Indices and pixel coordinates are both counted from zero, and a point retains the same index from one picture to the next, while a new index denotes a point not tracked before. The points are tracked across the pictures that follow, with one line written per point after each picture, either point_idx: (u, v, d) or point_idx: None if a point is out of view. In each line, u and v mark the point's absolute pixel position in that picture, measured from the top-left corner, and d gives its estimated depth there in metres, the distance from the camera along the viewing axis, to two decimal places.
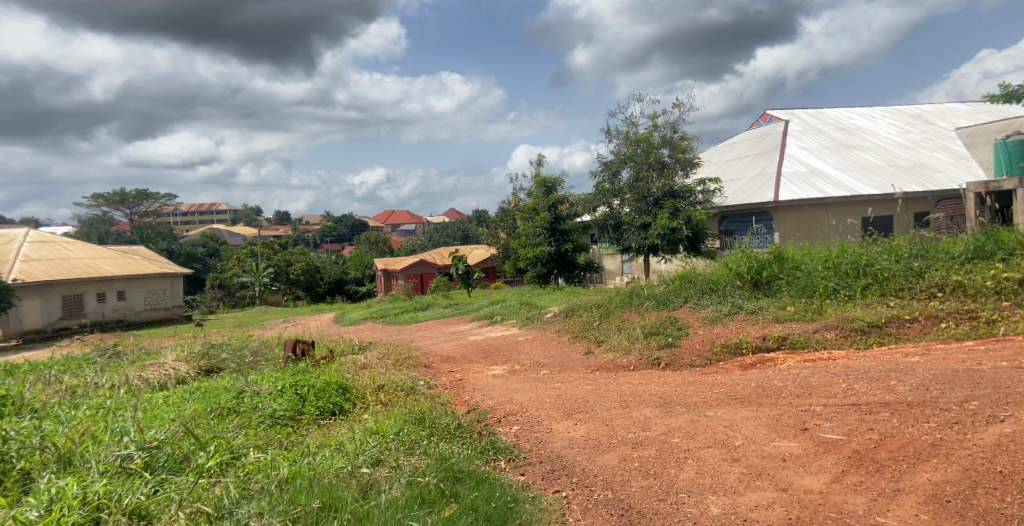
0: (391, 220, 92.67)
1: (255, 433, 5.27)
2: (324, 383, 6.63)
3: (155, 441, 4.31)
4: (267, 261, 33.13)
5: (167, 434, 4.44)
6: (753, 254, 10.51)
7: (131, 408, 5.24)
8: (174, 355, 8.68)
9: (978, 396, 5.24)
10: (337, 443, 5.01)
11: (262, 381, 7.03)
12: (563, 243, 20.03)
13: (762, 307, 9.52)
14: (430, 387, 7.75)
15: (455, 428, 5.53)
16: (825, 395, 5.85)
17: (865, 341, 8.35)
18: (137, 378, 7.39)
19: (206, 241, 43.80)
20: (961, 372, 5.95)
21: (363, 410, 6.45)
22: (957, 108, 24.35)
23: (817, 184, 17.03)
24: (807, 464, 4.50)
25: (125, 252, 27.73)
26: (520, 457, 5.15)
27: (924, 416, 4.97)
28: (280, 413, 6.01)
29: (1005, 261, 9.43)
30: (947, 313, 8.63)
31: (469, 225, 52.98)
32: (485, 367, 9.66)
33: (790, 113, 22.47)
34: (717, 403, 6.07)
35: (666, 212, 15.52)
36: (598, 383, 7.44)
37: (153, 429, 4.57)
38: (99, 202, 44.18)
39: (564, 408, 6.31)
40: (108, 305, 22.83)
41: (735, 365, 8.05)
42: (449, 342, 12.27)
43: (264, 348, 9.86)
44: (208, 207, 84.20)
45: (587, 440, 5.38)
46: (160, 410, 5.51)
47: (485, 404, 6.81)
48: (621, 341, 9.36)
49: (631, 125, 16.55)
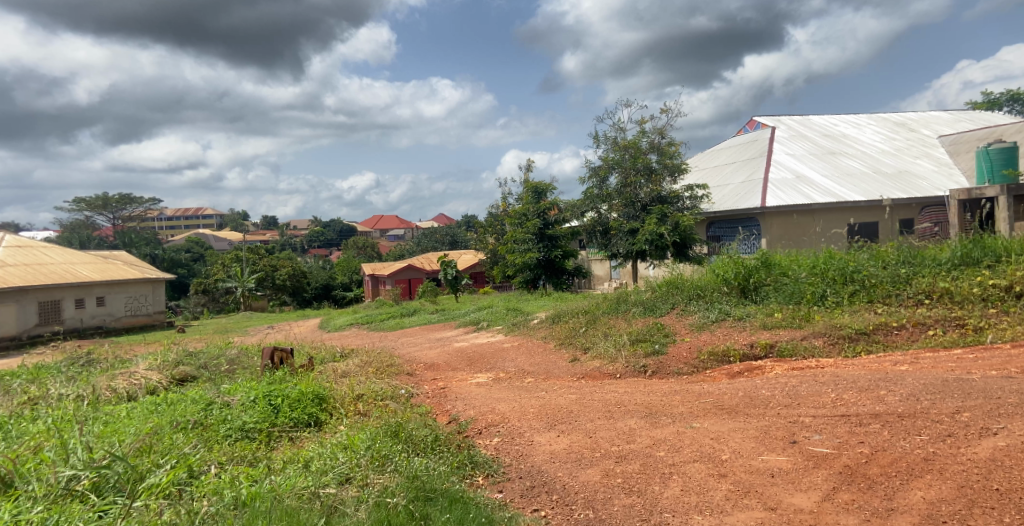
0: (380, 226, 92.32)
1: (219, 450, 5.07)
2: (299, 393, 6.44)
3: (106, 460, 4.13)
4: (253, 267, 32.75)
5: (119, 452, 4.25)
6: (741, 260, 10.33)
7: (86, 424, 5.04)
8: (147, 364, 8.43)
9: (970, 407, 5.09)
10: (305, 459, 4.82)
11: (235, 391, 6.81)
12: (552, 249, 19.87)
13: (749, 313, 9.38)
14: (411, 396, 7.55)
15: (433, 441, 5.34)
16: (814, 405, 5.70)
17: (853, 349, 8.22)
18: (105, 388, 7.14)
19: (190, 246, 43.36)
20: (951, 382, 5.81)
21: (338, 421, 6.24)
22: (941, 116, 24.44)
23: (804, 190, 16.97)
24: (796, 480, 4.33)
25: (106, 257, 27.33)
26: (498, 472, 4.97)
27: (916, 428, 4.82)
28: (250, 425, 5.84)
29: (992, 268, 9.34)
30: (935, 320, 8.53)
31: (458, 230, 52.84)
32: (469, 375, 9.45)
33: (776, 119, 22.44)
34: (703, 413, 5.90)
35: (654, 218, 15.38)
36: (584, 392, 7.25)
37: (104, 447, 4.37)
38: (81, 207, 43.57)
39: (547, 420, 6.11)
40: (87, 311, 22.44)
41: (722, 373, 7.90)
42: (434, 349, 12.05)
43: (243, 355, 9.61)
44: (194, 212, 83.47)
45: (568, 453, 5.19)
46: (119, 425, 5.30)
47: (467, 413, 6.61)
48: (608, 348, 9.16)
49: (619, 130, 16.43)
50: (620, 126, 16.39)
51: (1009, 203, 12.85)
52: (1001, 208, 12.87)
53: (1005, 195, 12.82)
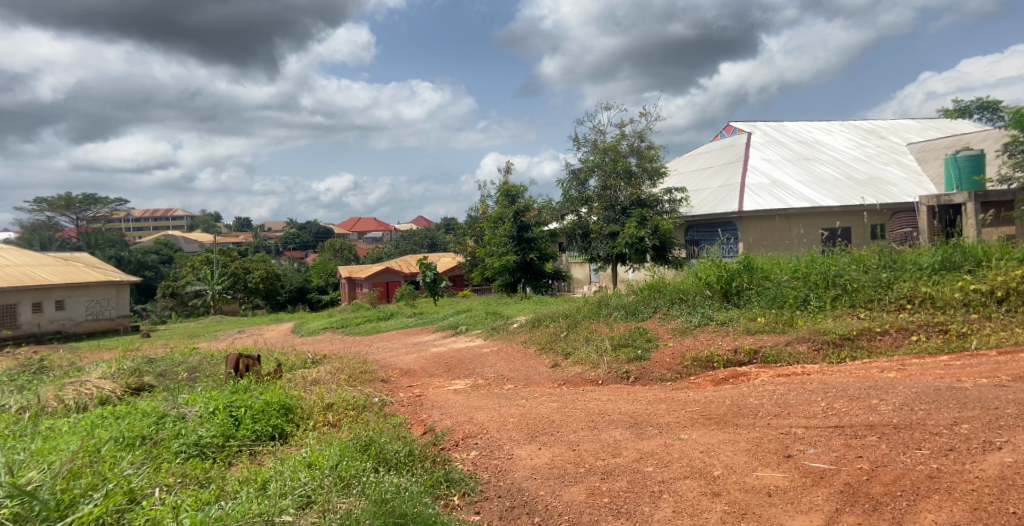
0: (356, 228, 91.47)
1: (167, 471, 4.79)
2: (263, 404, 6.21)
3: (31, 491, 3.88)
4: (223, 269, 32.08)
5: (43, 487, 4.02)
6: (723, 263, 10.12)
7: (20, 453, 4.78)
8: (100, 372, 8.07)
9: (968, 418, 4.87)
10: (263, 479, 4.57)
11: (193, 402, 6.53)
12: (529, 251, 19.55)
13: (732, 318, 9.14)
14: (385, 405, 7.23)
15: (405, 455, 5.08)
16: (804, 415, 5.46)
17: (838, 356, 8.01)
18: (52, 399, 7.04)
19: (159, 248, 42.45)
20: (944, 391, 5.59)
21: (305, 433, 6.02)
22: (911, 123, 24.57)
23: (780, 194, 16.90)
24: (796, 501, 4.07)
25: (68, 259, 26.57)
26: (475, 491, 4.66)
27: (915, 442, 4.57)
28: (206, 440, 5.57)
29: (972, 273, 9.22)
30: (918, 325, 8.35)
31: (436, 233, 52.46)
32: (446, 382, 9.10)
33: (752, 125, 22.37)
34: (691, 424, 5.62)
35: (634, 221, 15.18)
36: (566, 400, 6.94)
37: (29, 479, 4.12)
38: (43, 208, 42.41)
39: (528, 431, 5.81)
40: (45, 315, 21.82)
41: (706, 380, 7.64)
42: (410, 354, 11.66)
43: (207, 362, 9.20)
44: (163, 213, 82.00)
45: (551, 468, 4.90)
46: (53, 452, 5.02)
47: (443, 424, 6.28)
48: (589, 353, 8.87)
49: (599, 133, 16.21)
50: (600, 130, 16.16)
51: (977, 209, 12.79)
52: (968, 214, 12.79)
53: (972, 202, 12.74)
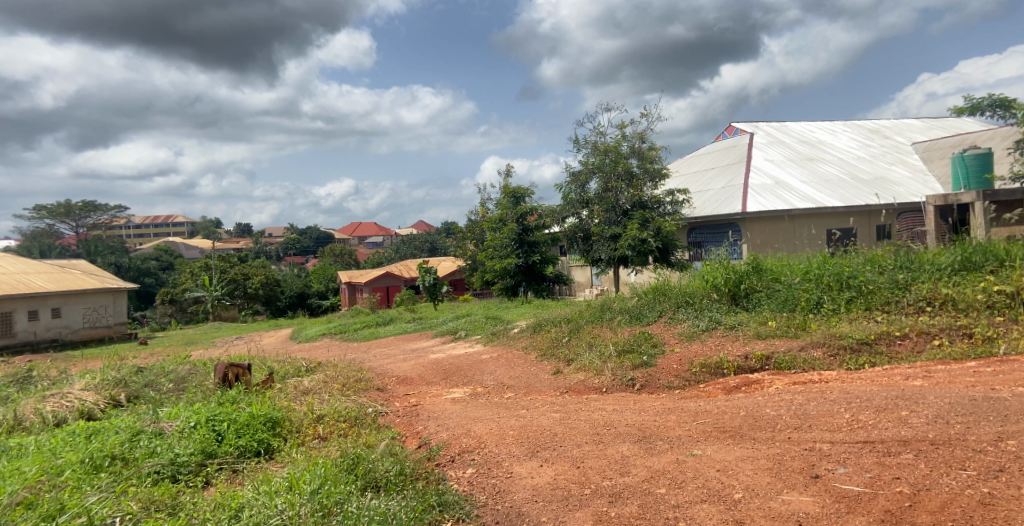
0: (358, 232, 91.42)
1: (132, 496, 4.35)
2: (248, 417, 5.78)
3: None
4: (222, 276, 31.81)
5: None
6: (730, 264, 9.62)
7: None
8: (83, 383, 7.66)
9: (1012, 433, 4.43)
10: (238, 505, 4.15)
11: (176, 415, 6.10)
12: (530, 255, 19.07)
13: (742, 322, 8.68)
14: (379, 416, 6.80)
15: (394, 475, 4.64)
16: (828, 429, 5.01)
17: (856, 362, 7.58)
18: (29, 413, 6.63)
19: (157, 255, 42.01)
20: (980, 401, 5.12)
21: (291, 448, 5.58)
22: (915, 123, 24.10)
23: (785, 195, 16.44)
24: None
25: (65, 266, 26.18)
26: (471, 517, 4.24)
27: (958, 461, 4.12)
28: (184, 459, 5.15)
29: (994, 273, 8.75)
30: (940, 329, 7.91)
31: (437, 236, 52.30)
32: (444, 390, 8.65)
33: (755, 125, 21.88)
34: (704, 438, 5.17)
35: (636, 223, 14.73)
36: (568, 411, 6.49)
37: None
38: (43, 215, 42.01)
39: (527, 445, 5.35)
40: (41, 323, 21.46)
41: (716, 388, 7.21)
42: (408, 361, 11.18)
43: (196, 371, 8.74)
44: (164, 219, 81.91)
45: (553, 490, 4.45)
46: (12, 474, 4.59)
47: (439, 437, 5.84)
48: (592, 360, 8.41)
49: (599, 134, 15.77)
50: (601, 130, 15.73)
51: (985, 208, 12.29)
52: (977, 214, 12.27)
53: (981, 201, 12.23)
